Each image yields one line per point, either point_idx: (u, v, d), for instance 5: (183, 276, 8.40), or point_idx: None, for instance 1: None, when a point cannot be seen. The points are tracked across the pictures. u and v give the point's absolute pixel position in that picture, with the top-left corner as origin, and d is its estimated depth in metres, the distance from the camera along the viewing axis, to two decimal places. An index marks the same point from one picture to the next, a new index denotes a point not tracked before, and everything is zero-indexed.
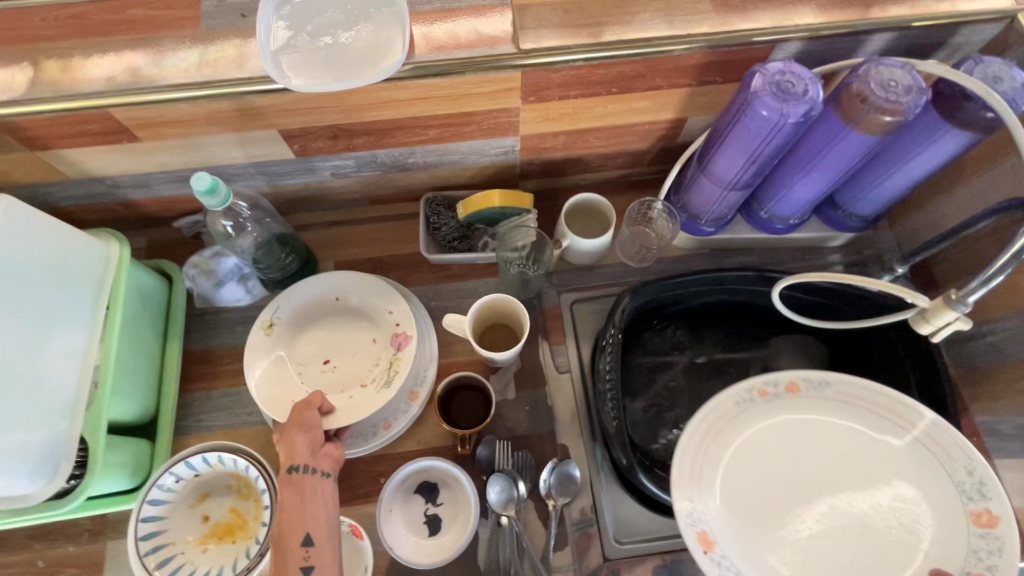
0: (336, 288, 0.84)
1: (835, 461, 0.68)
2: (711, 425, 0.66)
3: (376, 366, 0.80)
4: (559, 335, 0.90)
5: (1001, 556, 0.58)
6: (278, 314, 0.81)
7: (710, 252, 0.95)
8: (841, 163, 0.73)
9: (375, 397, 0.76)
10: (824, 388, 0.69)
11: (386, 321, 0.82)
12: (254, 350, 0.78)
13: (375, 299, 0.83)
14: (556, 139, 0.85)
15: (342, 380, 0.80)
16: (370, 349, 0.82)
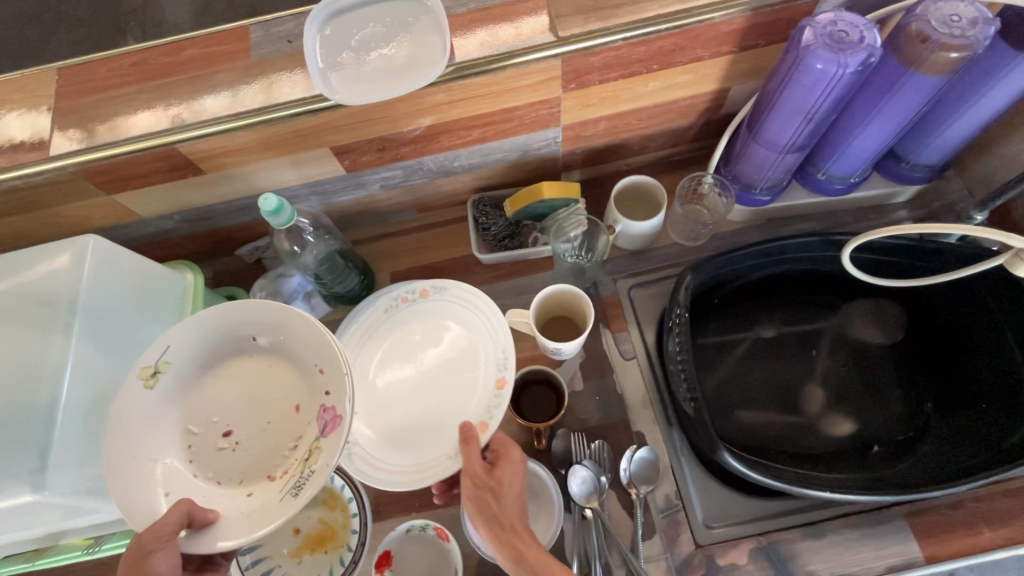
0: (256, 325, 0.62)
1: (407, 352, 0.80)
2: (362, 332, 0.80)
3: (292, 453, 0.60)
4: (620, 322, 0.89)
5: (499, 409, 0.73)
6: (164, 360, 0.59)
7: (767, 223, 0.92)
8: (904, 110, 0.70)
9: (274, 507, 0.56)
10: (444, 293, 0.81)
11: (318, 386, 0.61)
12: (130, 402, 0.58)
13: (306, 349, 0.61)
14: (597, 125, 0.85)
15: (242, 464, 0.61)
16: (290, 423, 0.62)
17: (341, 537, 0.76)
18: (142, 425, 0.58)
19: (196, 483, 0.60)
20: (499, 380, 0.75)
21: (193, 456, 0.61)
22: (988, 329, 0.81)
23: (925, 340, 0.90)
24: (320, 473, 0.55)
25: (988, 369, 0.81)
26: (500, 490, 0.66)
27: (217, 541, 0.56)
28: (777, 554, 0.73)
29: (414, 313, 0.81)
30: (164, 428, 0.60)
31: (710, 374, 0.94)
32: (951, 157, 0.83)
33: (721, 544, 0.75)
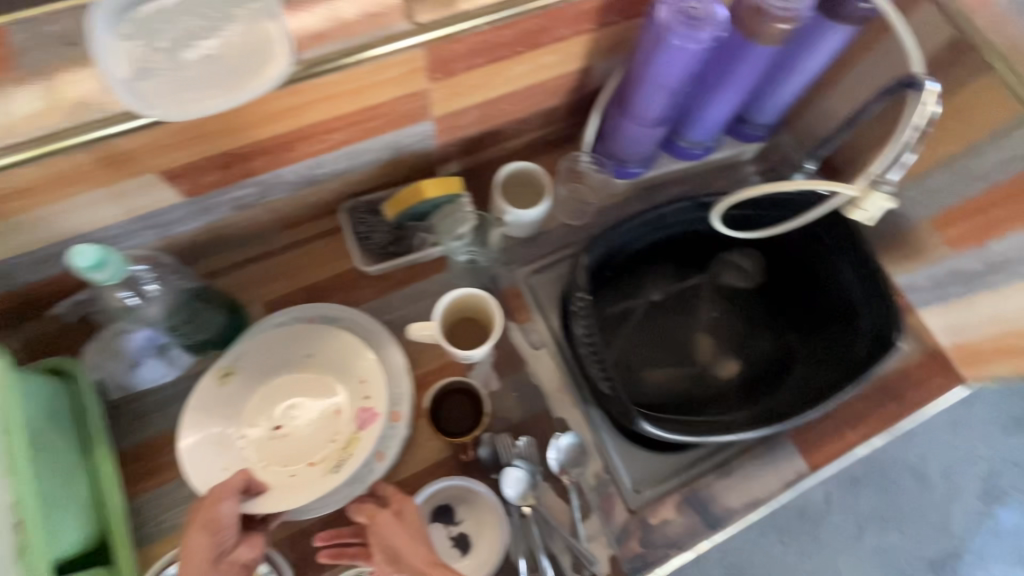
0: (312, 344, 0.78)
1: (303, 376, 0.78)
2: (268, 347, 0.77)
3: (329, 445, 0.75)
4: (524, 312, 0.87)
5: (394, 442, 0.75)
6: (237, 362, 0.76)
7: (643, 192, 0.96)
8: (749, 77, 0.76)
9: (318, 485, 0.71)
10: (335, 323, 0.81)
11: (356, 392, 0.77)
12: (205, 391, 0.74)
13: (347, 359, 0.78)
14: (469, 114, 0.81)
15: (287, 450, 0.75)
16: (329, 421, 0.76)
17: None
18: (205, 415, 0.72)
19: (249, 463, 0.74)
20: (394, 413, 0.76)
21: (248, 442, 0.75)
22: (825, 261, 0.93)
23: (781, 278, 1.01)
24: (360, 455, 0.71)
25: (830, 297, 0.94)
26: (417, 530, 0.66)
27: (263, 504, 0.69)
28: (698, 500, 0.80)
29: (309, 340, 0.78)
30: (228, 416, 0.75)
31: (611, 344, 0.98)
32: (784, 115, 0.92)
33: (651, 505, 0.79)
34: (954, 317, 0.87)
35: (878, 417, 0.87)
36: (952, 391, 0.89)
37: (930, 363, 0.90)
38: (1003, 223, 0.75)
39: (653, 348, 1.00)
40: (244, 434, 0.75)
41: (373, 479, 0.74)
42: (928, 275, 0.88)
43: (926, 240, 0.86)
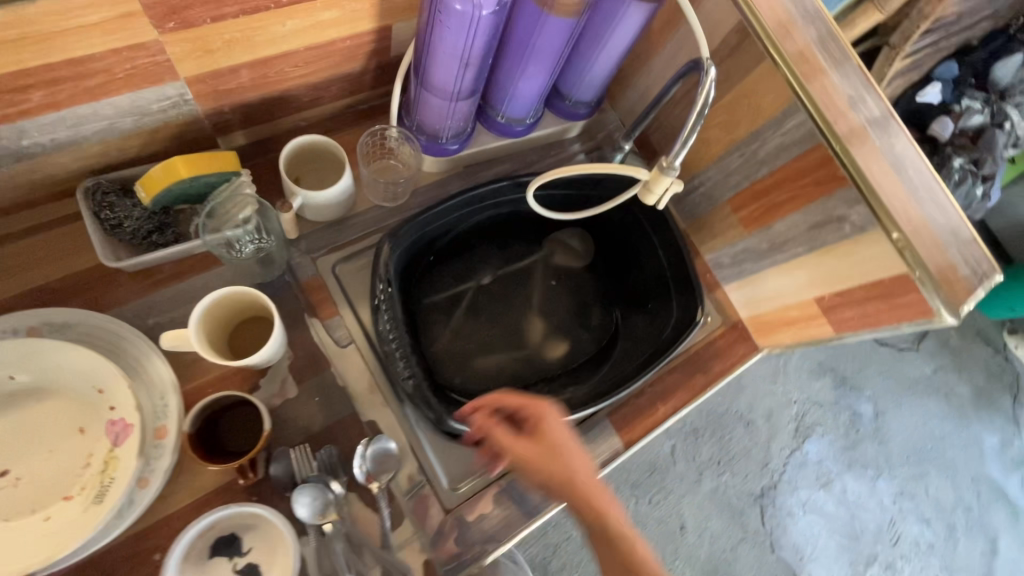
0: (19, 363, 0.61)
1: (26, 408, 0.62)
2: None
3: (85, 471, 0.61)
4: (329, 306, 0.78)
5: (163, 460, 0.64)
6: None
7: (465, 171, 0.90)
8: (552, 50, 0.71)
9: (77, 522, 0.58)
10: (69, 331, 0.65)
11: (99, 406, 0.62)
12: None
13: (76, 369, 0.62)
14: (238, 76, 0.67)
15: (27, 496, 0.60)
16: (72, 447, 0.62)
17: None
18: None
19: None
20: (158, 430, 0.65)
21: None
22: (643, 241, 0.95)
23: (607, 257, 1.02)
24: (124, 477, 0.59)
25: (649, 275, 0.96)
26: (553, 431, 0.62)
27: (0, 567, 0.55)
28: (517, 490, 0.78)
29: (22, 363, 0.61)
30: None
31: (439, 332, 0.93)
32: (602, 92, 0.91)
33: (468, 501, 0.77)
34: (750, 291, 0.94)
35: (686, 389, 0.91)
36: (748, 358, 0.97)
37: (731, 334, 0.97)
38: (783, 205, 0.81)
39: (483, 334, 0.96)
40: None
41: (141, 509, 0.63)
42: (729, 252, 0.94)
43: (727, 220, 0.91)
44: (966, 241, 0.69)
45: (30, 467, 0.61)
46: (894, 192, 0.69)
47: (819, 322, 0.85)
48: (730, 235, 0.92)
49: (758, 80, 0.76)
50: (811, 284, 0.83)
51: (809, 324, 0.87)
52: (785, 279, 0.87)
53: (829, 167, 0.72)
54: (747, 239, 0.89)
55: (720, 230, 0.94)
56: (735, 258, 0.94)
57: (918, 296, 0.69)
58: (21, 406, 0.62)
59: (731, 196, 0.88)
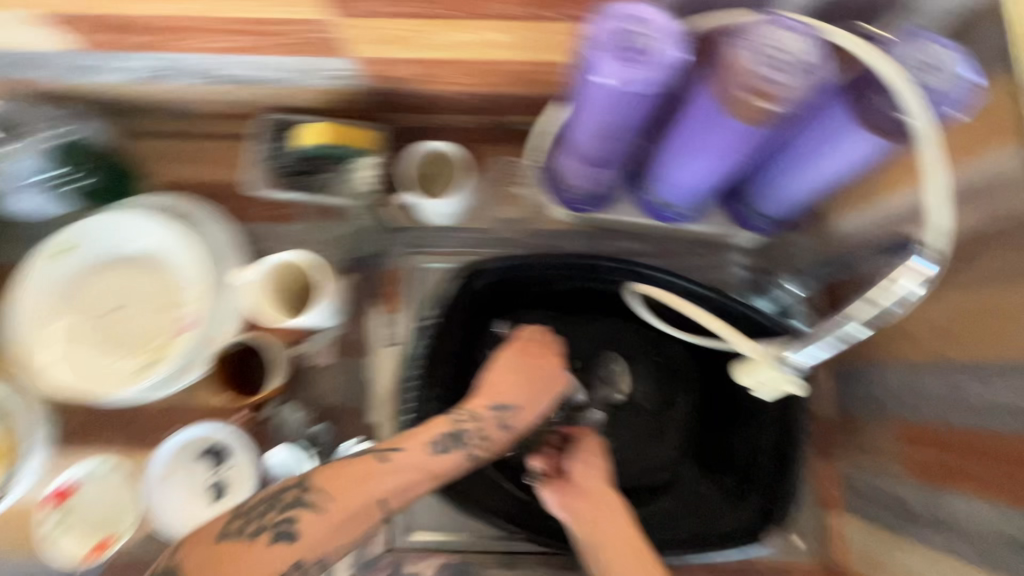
0: (153, 237, 0.74)
1: (140, 272, 0.74)
2: (113, 231, 0.74)
3: (153, 340, 0.72)
4: (396, 301, 0.79)
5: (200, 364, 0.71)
6: (79, 240, 0.73)
7: (594, 232, 0.81)
8: (725, 149, 0.57)
9: (132, 378, 0.70)
10: (197, 227, 0.77)
11: (184, 296, 0.73)
12: (43, 268, 0.72)
13: (187, 261, 0.74)
14: (403, 67, 0.68)
15: (115, 340, 0.72)
16: (154, 318, 0.73)
17: (20, 453, 0.71)
18: (45, 287, 0.72)
19: (75, 342, 0.72)
20: (210, 338, 0.72)
21: (81, 322, 0.73)
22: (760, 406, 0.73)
23: (717, 390, 0.80)
24: (171, 360, 0.69)
25: (744, 446, 0.74)
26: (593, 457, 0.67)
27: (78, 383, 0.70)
28: None
29: (158, 239, 0.74)
30: (56, 294, 0.73)
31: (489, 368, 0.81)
32: (796, 213, 0.72)
33: (415, 552, 0.73)
34: (874, 544, 0.68)
35: None
36: None
37: None
38: (974, 480, 0.54)
39: None
40: (78, 312, 0.73)
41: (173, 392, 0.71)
42: (873, 481, 0.68)
43: (889, 443, 0.65)
44: None
45: (122, 317, 0.73)
46: None
47: None
48: (885, 462, 0.66)
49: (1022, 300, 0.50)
50: None
51: None
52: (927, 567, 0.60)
53: None
54: (904, 485, 0.63)
55: (875, 447, 0.68)
56: (876, 493, 0.68)
57: None
58: (137, 269, 0.74)
59: (907, 421, 0.63)
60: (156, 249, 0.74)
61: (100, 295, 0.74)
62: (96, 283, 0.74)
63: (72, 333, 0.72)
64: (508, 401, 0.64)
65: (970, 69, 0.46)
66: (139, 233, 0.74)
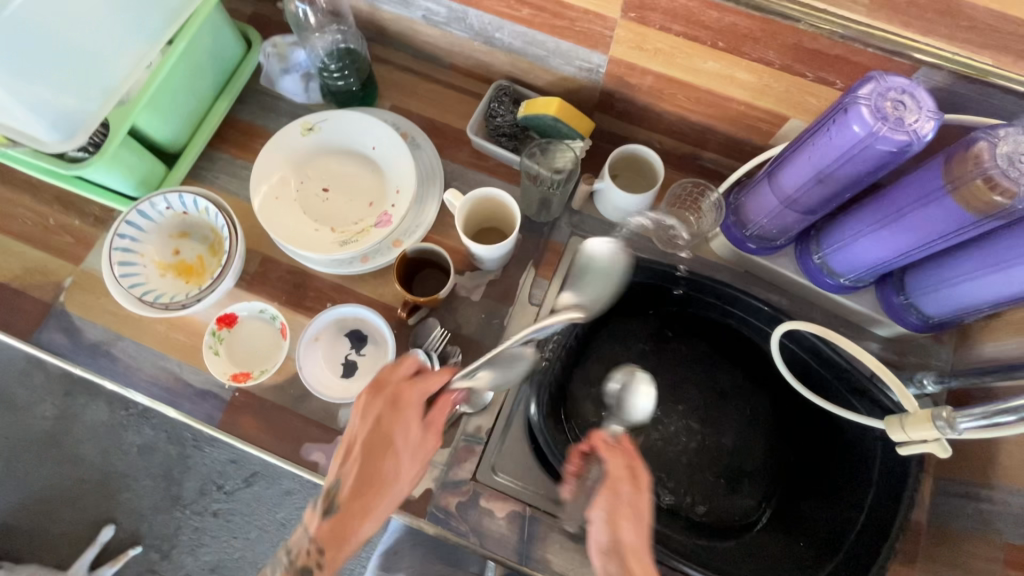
0: (380, 142, 0.85)
1: (359, 167, 0.86)
2: (352, 125, 0.85)
3: (353, 225, 0.83)
4: (549, 270, 0.87)
5: (384, 258, 0.82)
6: (324, 124, 0.85)
7: (743, 274, 0.86)
8: (923, 231, 0.62)
9: (326, 247, 0.81)
10: (414, 148, 0.89)
11: (390, 199, 0.84)
12: (289, 134, 0.83)
13: (399, 171, 0.84)
14: (644, 78, 0.79)
15: (322, 212, 0.84)
16: (359, 208, 0.85)
17: (205, 278, 0.81)
18: (284, 148, 0.83)
19: (289, 200, 0.83)
20: (395, 241, 0.83)
21: (300, 187, 0.84)
22: (857, 485, 0.75)
23: (809, 460, 0.83)
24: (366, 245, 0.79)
25: (829, 517, 0.76)
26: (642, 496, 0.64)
27: (283, 234, 0.81)
28: (529, 529, 0.76)
29: (383, 144, 0.85)
30: (289, 158, 0.84)
31: (605, 363, 0.89)
32: (953, 320, 0.75)
33: (495, 492, 0.77)
34: None
35: None
36: None
37: None
38: None
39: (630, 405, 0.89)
40: (300, 178, 0.84)
41: (352, 272, 0.82)
42: None
43: (986, 562, 0.66)
44: None
45: (333, 197, 0.85)
46: None
47: None
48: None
49: None
50: None
51: None
52: None
53: None
54: None
55: (967, 564, 0.68)
56: None
57: None
58: (359, 163, 0.86)
59: (1014, 544, 0.63)
60: (378, 152, 0.86)
61: (321, 172, 0.85)
62: (322, 162, 0.86)
63: (289, 193, 0.83)
64: (393, 471, 0.65)
65: None
66: (371, 134, 0.85)
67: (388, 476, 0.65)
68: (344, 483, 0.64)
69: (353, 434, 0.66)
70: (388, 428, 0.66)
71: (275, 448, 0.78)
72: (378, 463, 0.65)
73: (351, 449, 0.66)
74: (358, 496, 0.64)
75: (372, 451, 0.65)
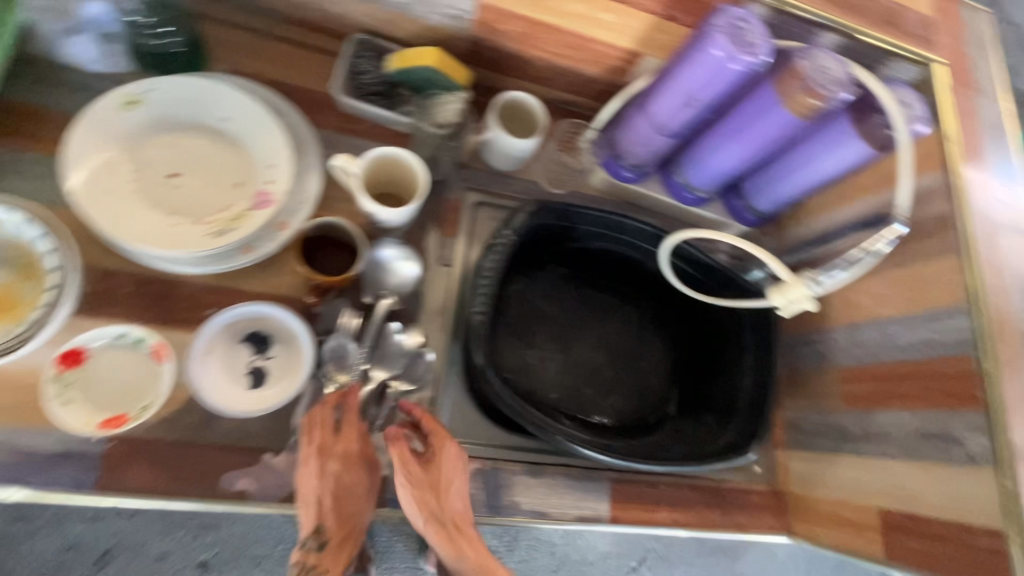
0: (233, 112, 0.73)
1: (212, 145, 0.73)
2: (192, 97, 0.72)
3: (222, 212, 0.71)
4: (451, 228, 0.85)
5: (270, 244, 0.71)
6: (152, 95, 0.69)
7: (620, 203, 0.96)
8: (762, 139, 0.76)
9: (193, 242, 0.67)
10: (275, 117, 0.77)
11: (261, 176, 0.72)
12: (105, 110, 0.67)
13: (265, 142, 0.73)
14: (512, 23, 0.80)
15: (175, 203, 0.70)
16: (224, 192, 0.72)
17: (20, 312, 0.63)
18: (104, 130, 0.67)
19: (128, 193, 0.67)
20: (281, 223, 0.72)
21: (138, 176, 0.69)
22: (735, 356, 0.92)
23: (695, 348, 0.99)
24: (245, 231, 0.68)
25: (721, 388, 0.92)
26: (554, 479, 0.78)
27: (131, 235, 0.65)
28: (493, 480, 0.77)
29: (237, 114, 0.73)
30: (113, 142, 0.68)
31: (518, 310, 0.93)
32: (778, 211, 0.94)
33: None
34: (811, 468, 0.87)
35: (699, 513, 0.84)
36: (773, 533, 0.88)
37: (768, 498, 0.89)
38: (897, 399, 0.75)
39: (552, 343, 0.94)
40: (135, 166, 0.69)
41: (232, 266, 0.70)
42: (813, 419, 0.89)
43: (829, 387, 0.87)
44: None
45: (186, 184, 0.71)
46: None
47: (869, 536, 0.77)
48: (824, 401, 0.87)
49: (937, 271, 0.74)
50: (886, 492, 0.75)
51: (861, 533, 0.78)
52: (857, 474, 0.80)
53: (966, 382, 0.68)
54: (840, 414, 0.84)
55: (816, 393, 0.89)
56: (816, 428, 0.88)
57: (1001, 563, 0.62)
58: (210, 141, 0.73)
59: (846, 367, 0.84)
60: (233, 125, 0.73)
61: (162, 157, 0.71)
62: (160, 144, 0.71)
63: (125, 184, 0.68)
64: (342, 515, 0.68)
65: (923, 111, 0.71)
66: (219, 105, 0.73)
67: (357, 513, 0.70)
68: (326, 523, 0.66)
69: (311, 499, 0.66)
70: (342, 479, 0.68)
71: (184, 491, 0.65)
72: (345, 507, 0.68)
73: (313, 511, 0.66)
74: (346, 530, 0.68)
75: (337, 501, 0.67)
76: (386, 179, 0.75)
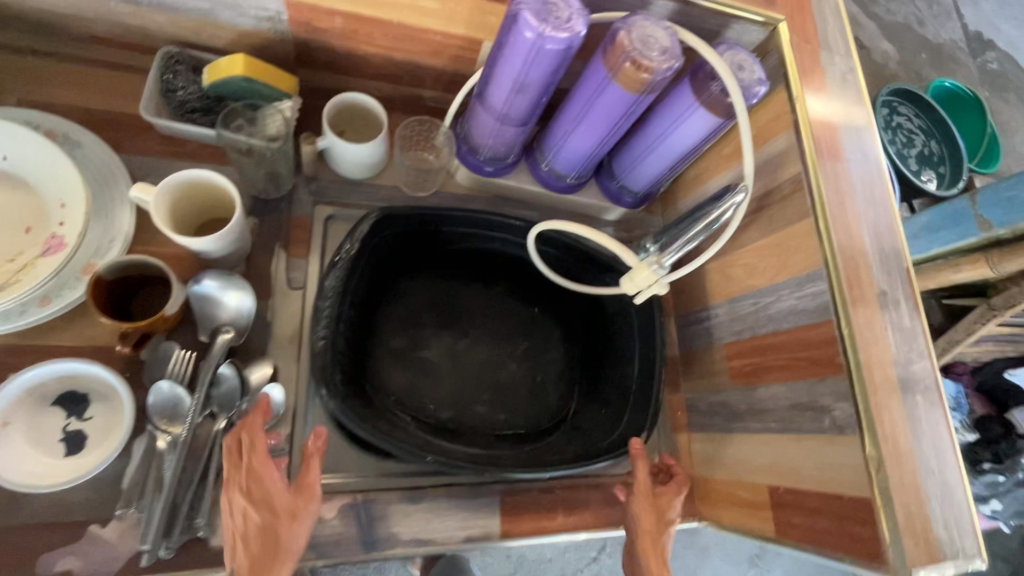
0: (13, 148, 0.65)
1: None
2: None
3: (8, 263, 0.63)
4: (301, 247, 0.79)
5: (72, 292, 0.64)
6: None
7: (492, 199, 0.91)
8: (607, 118, 0.72)
9: None
10: (73, 149, 0.70)
11: (53, 217, 0.65)
12: None
13: (53, 178, 0.65)
14: (332, 20, 0.73)
15: None
16: (12, 240, 0.64)
17: None
18: None
19: None
20: (86, 267, 0.65)
21: None
22: (626, 343, 0.89)
23: (592, 340, 0.95)
24: (31, 282, 0.60)
25: (617, 377, 0.89)
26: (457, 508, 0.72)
27: None
28: (366, 513, 0.71)
29: (17, 150, 0.65)
30: None
31: (398, 323, 0.88)
32: (653, 190, 0.91)
33: (316, 495, 0.71)
34: (710, 449, 0.85)
35: (598, 513, 0.81)
36: (680, 520, 0.85)
37: None
38: (773, 371, 0.73)
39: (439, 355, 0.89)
40: None
41: (27, 323, 0.62)
42: (708, 398, 0.86)
43: (717, 364, 0.84)
44: (954, 502, 0.61)
45: None
46: (889, 407, 0.62)
47: (763, 515, 0.74)
48: (715, 379, 0.85)
49: (795, 236, 0.72)
50: (771, 468, 0.73)
51: (755, 512, 0.76)
52: (747, 451, 0.77)
53: (829, 349, 0.66)
54: (729, 392, 0.82)
55: (708, 372, 0.86)
56: (711, 408, 0.86)
57: (872, 532, 0.60)
58: None
59: (730, 342, 0.82)
60: (15, 163, 0.65)
61: None
62: None
63: None
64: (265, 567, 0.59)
65: (761, 73, 0.68)
66: None
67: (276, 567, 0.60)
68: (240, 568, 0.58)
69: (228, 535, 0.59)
70: (255, 511, 0.59)
71: None
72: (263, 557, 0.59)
73: (234, 553, 0.59)
74: None
75: (255, 541, 0.59)
76: (203, 203, 0.68)
